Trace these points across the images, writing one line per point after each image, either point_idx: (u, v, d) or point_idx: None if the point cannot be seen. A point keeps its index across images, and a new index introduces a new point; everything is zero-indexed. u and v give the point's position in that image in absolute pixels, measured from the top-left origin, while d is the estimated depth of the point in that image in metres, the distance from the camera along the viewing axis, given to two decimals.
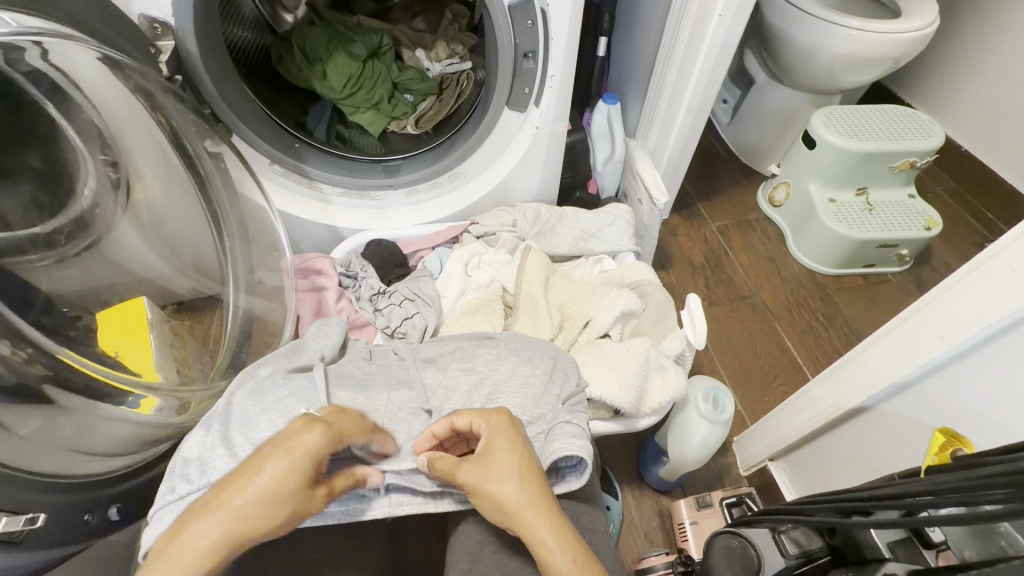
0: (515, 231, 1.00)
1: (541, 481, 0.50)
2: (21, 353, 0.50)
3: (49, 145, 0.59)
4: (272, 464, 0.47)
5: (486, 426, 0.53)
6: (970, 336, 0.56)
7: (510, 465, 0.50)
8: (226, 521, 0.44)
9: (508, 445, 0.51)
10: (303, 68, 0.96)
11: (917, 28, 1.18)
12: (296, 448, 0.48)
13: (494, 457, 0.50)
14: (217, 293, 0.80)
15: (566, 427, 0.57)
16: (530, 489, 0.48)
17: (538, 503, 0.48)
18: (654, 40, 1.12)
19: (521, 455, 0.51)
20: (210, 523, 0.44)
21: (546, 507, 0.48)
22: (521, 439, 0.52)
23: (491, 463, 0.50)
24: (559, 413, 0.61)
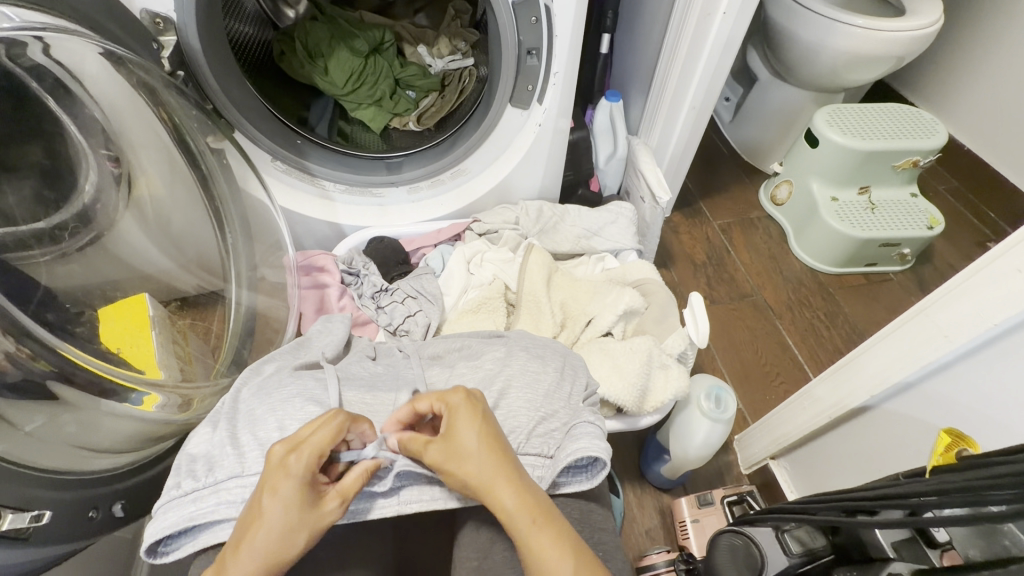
0: (518, 228, 1.00)
1: (507, 454, 0.50)
2: (26, 349, 0.49)
3: (52, 140, 0.59)
4: (270, 500, 0.46)
5: (446, 406, 0.53)
6: (975, 336, 0.56)
7: (473, 442, 0.50)
8: (248, 560, 0.44)
9: (470, 421, 0.51)
10: (304, 64, 0.95)
11: (921, 26, 1.17)
12: (276, 481, 0.47)
13: (458, 435, 0.50)
14: (220, 289, 0.80)
15: (588, 427, 0.58)
16: (495, 465, 0.49)
17: (503, 475, 0.48)
18: (657, 37, 1.11)
19: (486, 431, 0.51)
20: (233, 565, 0.44)
21: (511, 479, 0.48)
22: (483, 416, 0.52)
23: (455, 443, 0.50)
24: (580, 414, 0.60)
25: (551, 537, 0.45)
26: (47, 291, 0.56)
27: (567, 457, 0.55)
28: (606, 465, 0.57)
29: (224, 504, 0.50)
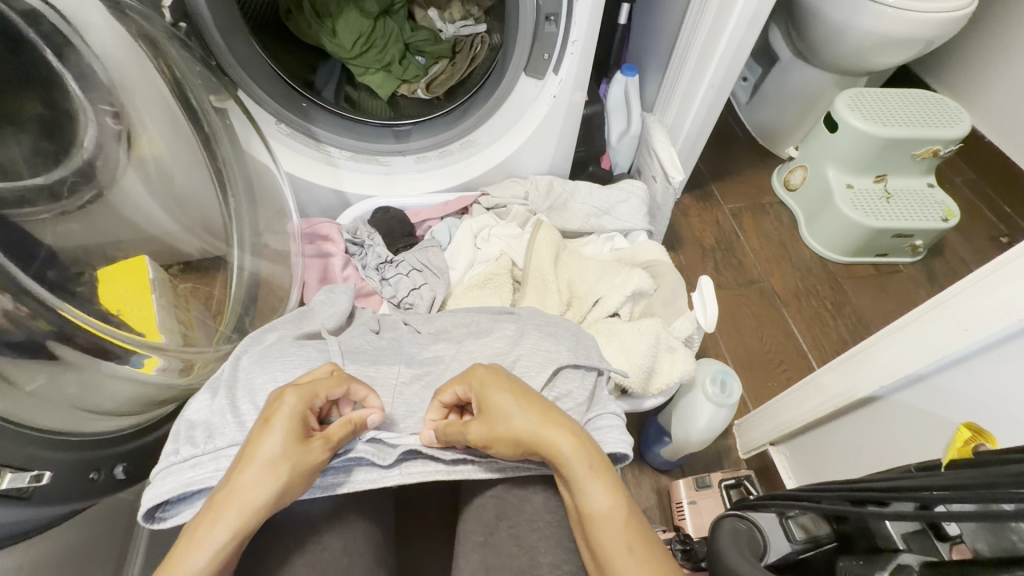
0: (527, 204, 0.98)
1: (556, 411, 0.51)
2: (24, 308, 0.47)
3: (50, 89, 0.56)
4: (290, 425, 0.48)
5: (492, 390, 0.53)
6: (996, 330, 0.55)
7: (510, 406, 0.51)
8: (274, 483, 0.45)
9: (530, 411, 0.51)
10: (311, 21, 0.91)
11: (955, 7, 1.12)
12: (290, 417, 0.48)
13: (496, 410, 0.51)
14: (223, 254, 0.78)
15: (608, 420, 0.58)
16: (571, 455, 0.48)
17: (565, 429, 0.49)
18: (679, 9, 1.07)
19: (547, 411, 0.51)
20: (257, 488, 0.44)
21: (599, 479, 0.47)
22: (520, 390, 0.53)
23: (491, 412, 0.52)
24: (606, 404, 0.60)
25: (606, 486, 0.47)
26: (53, 251, 0.54)
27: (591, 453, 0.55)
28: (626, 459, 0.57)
29: (224, 470, 0.50)
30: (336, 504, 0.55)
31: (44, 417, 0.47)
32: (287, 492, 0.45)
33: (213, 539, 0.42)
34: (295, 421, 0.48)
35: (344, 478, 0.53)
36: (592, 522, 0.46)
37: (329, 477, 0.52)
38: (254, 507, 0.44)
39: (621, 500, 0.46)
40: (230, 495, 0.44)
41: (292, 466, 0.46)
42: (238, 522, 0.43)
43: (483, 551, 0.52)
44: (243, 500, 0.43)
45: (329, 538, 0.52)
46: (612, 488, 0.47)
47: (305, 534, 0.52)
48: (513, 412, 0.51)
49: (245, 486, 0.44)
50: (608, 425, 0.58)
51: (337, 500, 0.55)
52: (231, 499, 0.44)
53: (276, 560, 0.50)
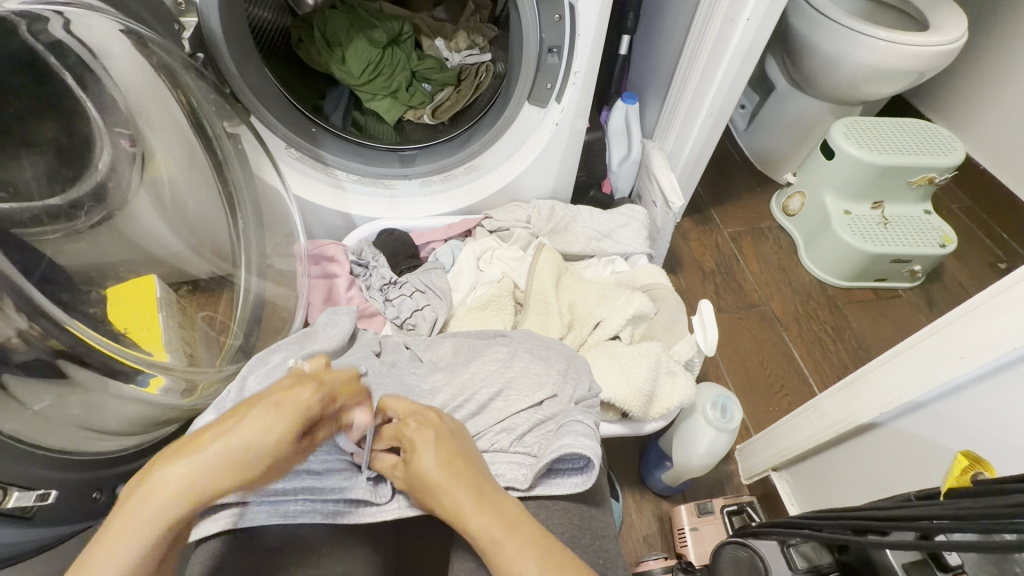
0: (529, 227, 0.99)
1: (477, 477, 0.48)
2: (37, 327, 0.48)
3: (69, 115, 0.58)
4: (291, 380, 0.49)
5: (423, 449, 0.50)
6: (992, 358, 0.55)
7: (431, 472, 0.48)
8: (248, 445, 0.42)
9: (439, 469, 0.48)
10: (322, 51, 0.94)
11: (947, 41, 1.16)
12: (299, 394, 0.46)
13: (417, 470, 0.49)
14: (229, 273, 0.79)
15: (577, 426, 0.57)
16: (496, 523, 0.45)
17: (473, 497, 0.46)
18: (677, 41, 1.10)
19: (455, 468, 0.48)
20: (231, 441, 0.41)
21: (525, 549, 0.43)
22: (443, 443, 0.50)
23: (413, 470, 0.49)
24: (571, 412, 0.60)
25: (517, 546, 0.43)
26: (53, 263, 0.54)
27: (551, 454, 0.54)
28: (597, 466, 0.56)
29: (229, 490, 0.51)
30: (335, 529, 0.55)
31: (51, 436, 0.48)
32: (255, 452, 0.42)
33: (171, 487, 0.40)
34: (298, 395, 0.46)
35: (349, 507, 0.55)
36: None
37: (331, 505, 0.55)
38: (226, 459, 0.41)
39: (530, 554, 0.43)
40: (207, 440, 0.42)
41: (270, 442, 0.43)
42: (202, 477, 0.40)
43: None
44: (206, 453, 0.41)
45: (326, 562, 0.52)
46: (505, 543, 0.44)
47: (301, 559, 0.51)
48: (421, 454, 0.50)
49: (210, 437, 0.42)
50: (575, 432, 0.57)
51: (335, 525, 0.55)
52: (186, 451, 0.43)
53: None
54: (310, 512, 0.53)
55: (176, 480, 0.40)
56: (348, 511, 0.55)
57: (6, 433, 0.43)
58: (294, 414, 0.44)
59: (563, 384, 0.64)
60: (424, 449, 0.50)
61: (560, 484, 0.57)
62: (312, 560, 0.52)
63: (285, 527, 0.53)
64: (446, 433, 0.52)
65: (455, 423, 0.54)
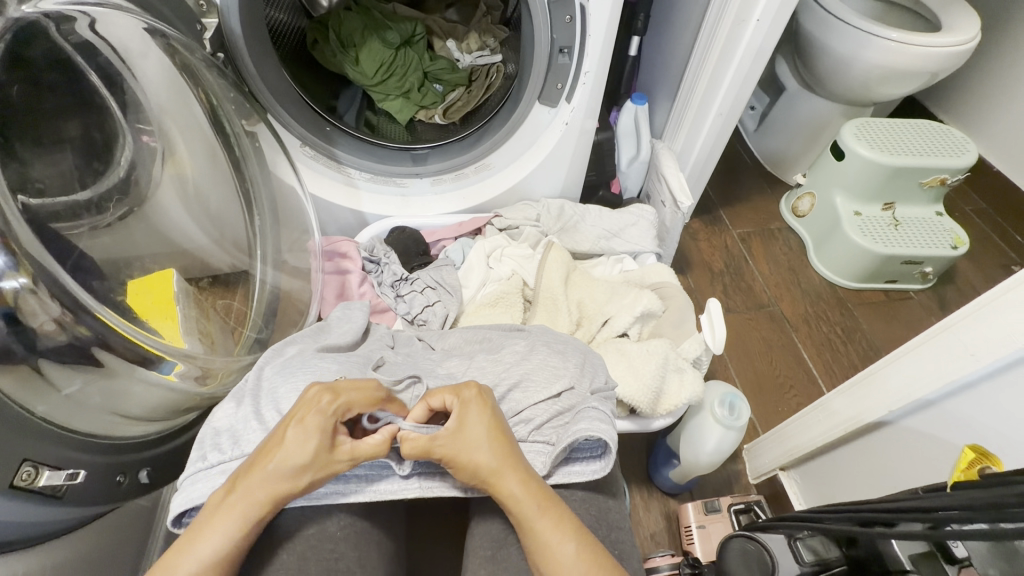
0: (539, 226, 1.00)
1: (517, 453, 0.52)
2: (72, 316, 0.49)
3: (99, 113, 0.60)
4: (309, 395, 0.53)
5: (476, 417, 0.53)
6: (1002, 355, 0.55)
7: (482, 436, 0.51)
8: (290, 471, 0.48)
9: (480, 436, 0.52)
10: (337, 52, 0.96)
11: (960, 41, 1.15)
12: (318, 414, 0.50)
13: (469, 434, 0.51)
14: (247, 267, 0.81)
15: (592, 411, 0.58)
16: (538, 498, 0.49)
17: (512, 469, 0.50)
18: (687, 42, 1.11)
19: (495, 437, 0.52)
20: (278, 469, 0.48)
21: (564, 525, 0.48)
22: (492, 409, 0.54)
23: (465, 433, 0.51)
24: (587, 400, 0.61)
25: (553, 523, 0.48)
26: (84, 256, 0.56)
27: (569, 438, 0.56)
28: (614, 452, 0.58)
29: None
30: (349, 516, 0.56)
31: (78, 419, 0.49)
32: (305, 477, 0.49)
33: (239, 512, 0.47)
34: (314, 417, 0.50)
35: (374, 485, 0.56)
36: (544, 554, 0.47)
37: (356, 483, 0.55)
38: (279, 489, 0.48)
39: (560, 532, 0.48)
40: (262, 463, 0.48)
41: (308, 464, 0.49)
42: (263, 500, 0.48)
43: (493, 565, 0.53)
44: (264, 481, 0.48)
45: (342, 548, 0.54)
46: (537, 513, 0.48)
47: (318, 543, 0.53)
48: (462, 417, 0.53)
49: (265, 471, 0.48)
50: (590, 416, 0.58)
51: (350, 512, 0.57)
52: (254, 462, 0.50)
53: (291, 567, 0.51)
54: (334, 493, 0.54)
55: (250, 500, 0.47)
56: (370, 491, 0.55)
57: (39, 416, 0.45)
58: (326, 430, 0.50)
59: (575, 377, 0.65)
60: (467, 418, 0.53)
61: (580, 470, 0.58)
62: (329, 545, 0.53)
63: (301, 513, 0.54)
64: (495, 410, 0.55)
65: (491, 393, 0.57)
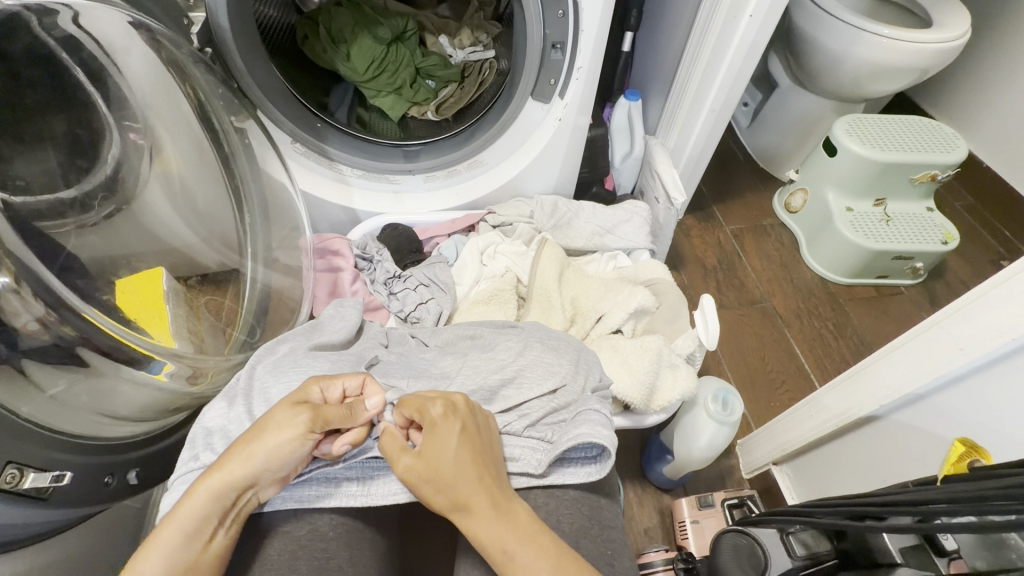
0: (532, 223, 1.00)
1: (490, 477, 0.50)
2: (55, 315, 0.48)
3: (83, 109, 0.59)
4: (281, 406, 0.53)
5: (446, 439, 0.51)
6: (991, 349, 0.56)
7: (451, 457, 0.50)
8: (251, 449, 0.50)
9: (450, 429, 0.51)
10: (327, 47, 0.95)
11: (950, 38, 1.16)
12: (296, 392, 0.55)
13: (436, 455, 0.50)
14: (236, 266, 0.80)
15: (594, 415, 0.59)
16: (509, 526, 0.47)
17: (481, 489, 0.49)
18: (679, 38, 1.11)
19: (468, 433, 0.52)
20: (241, 449, 0.50)
21: (539, 552, 0.46)
22: (464, 431, 0.52)
23: (430, 452, 0.50)
24: (586, 400, 0.62)
25: (530, 552, 0.46)
26: (71, 255, 0.56)
27: (567, 442, 0.56)
28: (612, 455, 0.58)
29: None
30: (342, 515, 0.56)
31: (64, 420, 0.49)
32: (268, 454, 0.50)
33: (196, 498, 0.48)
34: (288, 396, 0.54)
35: (362, 487, 0.56)
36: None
37: (346, 487, 0.56)
38: (239, 469, 0.49)
39: (533, 544, 0.46)
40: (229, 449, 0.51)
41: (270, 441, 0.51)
42: (220, 483, 0.48)
43: (487, 564, 0.53)
44: (225, 464, 0.49)
45: (334, 547, 0.53)
46: (503, 518, 0.47)
47: (310, 543, 0.52)
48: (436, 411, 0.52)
49: (229, 454, 0.50)
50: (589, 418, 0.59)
51: (342, 510, 0.56)
52: (227, 473, 0.49)
53: (283, 566, 0.50)
54: (325, 495, 0.55)
55: (208, 484, 0.48)
56: (360, 492, 0.56)
57: (23, 417, 0.44)
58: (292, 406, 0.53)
59: (569, 374, 0.65)
60: (445, 415, 0.52)
61: (574, 473, 0.58)
62: (321, 543, 0.53)
63: (294, 512, 0.54)
64: (469, 429, 0.52)
65: (472, 408, 0.55)
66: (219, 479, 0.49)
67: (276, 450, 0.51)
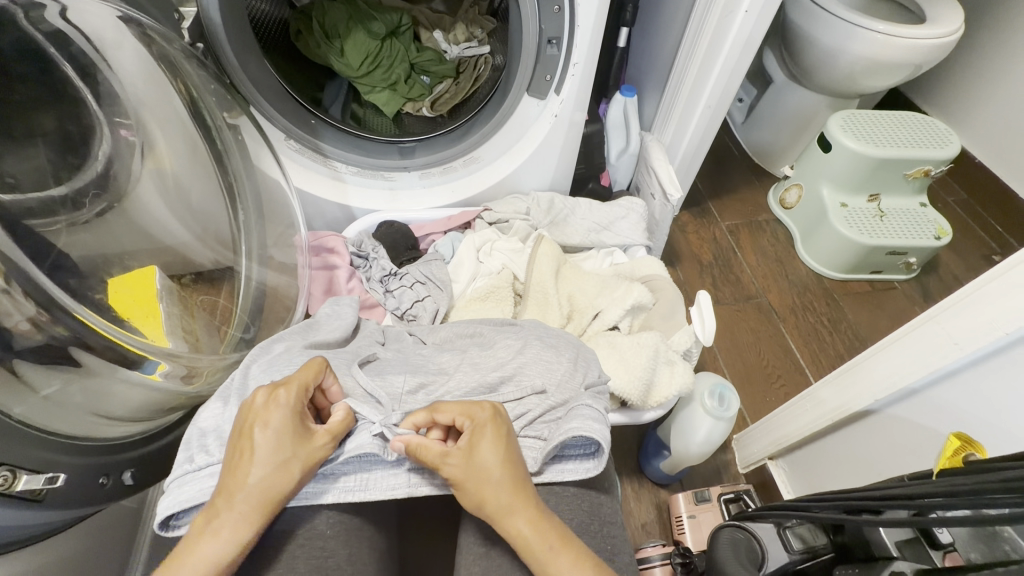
0: (528, 219, 0.99)
1: (529, 485, 0.50)
2: (48, 314, 0.48)
3: (73, 105, 0.58)
4: (288, 428, 0.50)
5: (490, 446, 0.51)
6: (985, 344, 0.56)
7: (493, 463, 0.50)
8: (280, 473, 0.49)
9: (494, 433, 0.52)
10: (321, 43, 0.94)
11: (943, 34, 1.16)
12: (290, 406, 0.51)
13: (481, 461, 0.50)
14: (231, 264, 0.79)
15: (586, 410, 0.58)
16: (550, 536, 0.47)
17: (522, 499, 0.49)
18: (675, 34, 1.11)
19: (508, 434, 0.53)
20: (267, 475, 0.48)
21: (579, 561, 0.46)
22: (505, 436, 0.52)
23: (475, 459, 0.50)
24: (581, 397, 0.61)
25: (570, 561, 0.46)
26: (62, 253, 0.55)
27: (561, 437, 0.55)
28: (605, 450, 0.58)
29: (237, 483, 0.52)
30: (341, 512, 0.56)
31: (59, 421, 0.48)
32: (302, 474, 0.50)
33: (235, 532, 0.46)
34: (281, 413, 0.51)
35: (361, 484, 0.56)
36: None
37: (343, 481, 0.55)
38: (276, 496, 0.48)
39: (574, 552, 0.47)
40: (247, 477, 0.48)
41: (297, 461, 0.50)
42: (260, 511, 0.47)
43: (488, 562, 0.53)
44: (256, 493, 0.47)
45: (334, 545, 0.53)
46: (537, 518, 0.48)
47: (309, 541, 0.52)
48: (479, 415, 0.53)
49: (257, 483, 0.48)
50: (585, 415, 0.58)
51: (342, 508, 0.56)
52: (264, 501, 0.48)
53: (282, 565, 0.50)
54: (324, 491, 0.54)
55: (247, 513, 0.47)
56: (359, 488, 0.55)
57: (17, 418, 0.44)
58: (297, 421, 0.51)
59: (571, 372, 0.65)
60: (490, 420, 0.53)
61: (569, 468, 0.58)
62: (321, 541, 0.53)
63: (294, 510, 0.54)
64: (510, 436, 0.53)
65: (504, 414, 0.55)
66: (256, 510, 0.47)
67: (308, 468, 0.51)
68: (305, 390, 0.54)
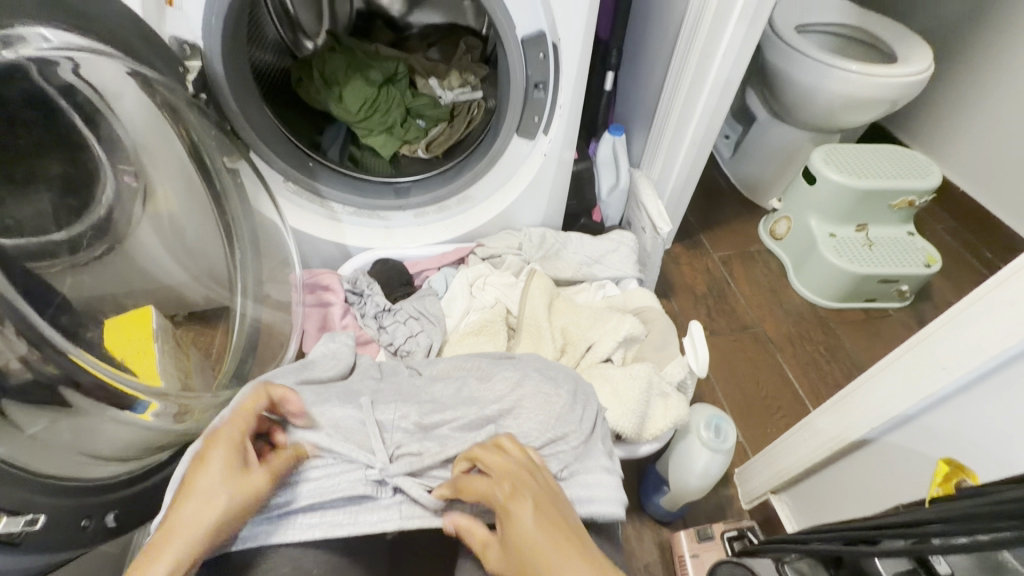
0: (520, 254, 1.01)
1: None
2: (39, 353, 0.48)
3: (77, 152, 0.62)
4: (223, 461, 0.51)
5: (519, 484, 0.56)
6: (972, 367, 0.56)
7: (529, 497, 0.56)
8: (209, 512, 0.48)
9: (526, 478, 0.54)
10: (319, 90, 0.99)
11: (914, 72, 1.22)
12: (229, 441, 0.52)
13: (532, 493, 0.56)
14: (227, 301, 0.82)
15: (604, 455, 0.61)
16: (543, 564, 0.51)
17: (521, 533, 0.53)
18: (658, 77, 1.16)
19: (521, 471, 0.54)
20: (194, 514, 0.48)
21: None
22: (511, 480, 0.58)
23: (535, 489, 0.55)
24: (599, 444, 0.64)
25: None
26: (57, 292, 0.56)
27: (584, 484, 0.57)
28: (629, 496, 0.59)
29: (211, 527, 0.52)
30: None
31: (43, 460, 0.48)
32: (232, 509, 0.49)
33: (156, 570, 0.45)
34: (220, 450, 0.51)
35: (350, 518, 0.56)
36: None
37: (332, 515, 0.56)
38: (203, 529, 0.48)
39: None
40: (178, 510, 0.48)
41: (228, 496, 0.49)
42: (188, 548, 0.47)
43: None
44: (181, 533, 0.47)
45: None
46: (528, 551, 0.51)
47: None
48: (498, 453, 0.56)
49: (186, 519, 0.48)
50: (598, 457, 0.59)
51: None
52: (188, 536, 0.47)
53: None
54: (310, 528, 0.55)
55: (175, 550, 0.47)
56: (348, 522, 0.56)
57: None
58: (233, 455, 0.51)
59: (574, 404, 0.66)
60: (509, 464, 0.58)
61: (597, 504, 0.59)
62: None
63: None
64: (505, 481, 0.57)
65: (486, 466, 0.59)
66: (180, 548, 0.47)
67: (241, 504, 0.50)
68: (246, 419, 0.54)
